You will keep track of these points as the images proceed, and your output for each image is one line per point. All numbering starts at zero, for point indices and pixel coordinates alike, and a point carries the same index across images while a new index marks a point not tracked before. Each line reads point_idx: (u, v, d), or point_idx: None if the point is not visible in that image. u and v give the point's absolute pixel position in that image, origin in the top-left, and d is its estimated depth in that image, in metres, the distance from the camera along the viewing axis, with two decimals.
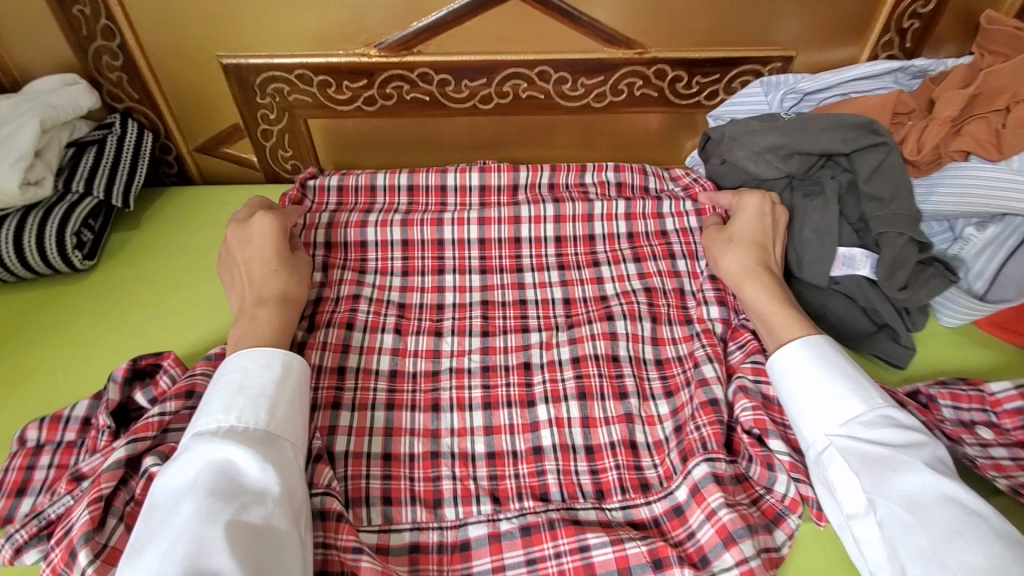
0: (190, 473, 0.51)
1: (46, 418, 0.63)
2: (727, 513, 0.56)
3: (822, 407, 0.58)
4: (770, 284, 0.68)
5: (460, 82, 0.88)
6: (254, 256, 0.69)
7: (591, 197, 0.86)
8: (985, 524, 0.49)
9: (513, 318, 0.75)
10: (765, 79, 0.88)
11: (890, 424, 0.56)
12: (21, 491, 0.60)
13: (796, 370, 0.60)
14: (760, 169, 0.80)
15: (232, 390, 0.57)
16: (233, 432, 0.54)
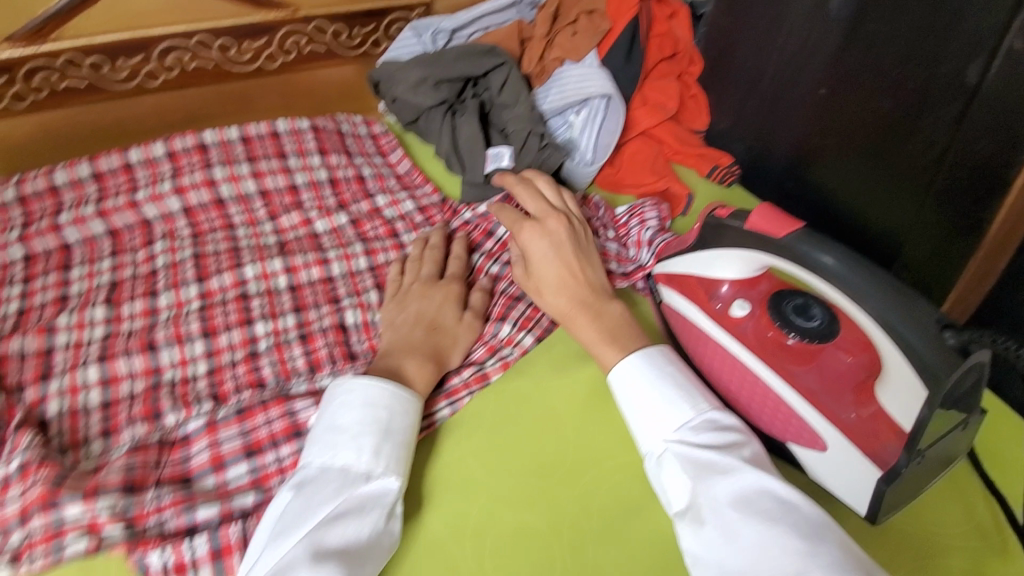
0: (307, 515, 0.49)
1: None
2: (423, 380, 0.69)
3: (655, 419, 0.57)
4: (593, 320, 0.66)
5: (116, 62, 0.88)
6: (428, 313, 0.70)
7: (288, 150, 0.92)
8: (795, 510, 0.48)
9: (226, 260, 0.78)
10: (415, 24, 1.01)
11: (712, 428, 0.55)
12: None
13: (632, 385, 0.59)
14: (420, 98, 0.95)
15: (394, 436, 0.55)
16: (374, 478, 0.52)
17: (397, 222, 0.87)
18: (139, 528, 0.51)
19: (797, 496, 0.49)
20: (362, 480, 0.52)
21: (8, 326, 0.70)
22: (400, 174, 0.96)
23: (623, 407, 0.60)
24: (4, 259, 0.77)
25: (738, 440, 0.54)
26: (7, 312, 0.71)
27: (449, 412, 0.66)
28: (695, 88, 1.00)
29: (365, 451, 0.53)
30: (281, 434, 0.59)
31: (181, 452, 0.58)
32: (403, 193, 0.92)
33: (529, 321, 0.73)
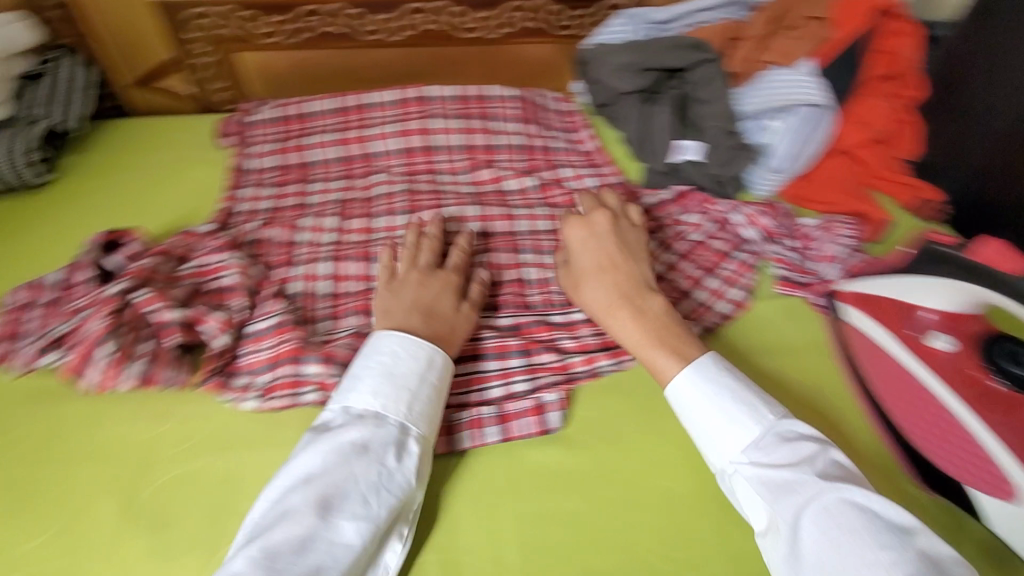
0: (318, 458, 0.54)
1: (29, 282, 0.70)
2: (592, 338, 0.72)
3: (715, 436, 0.57)
4: (637, 314, 0.66)
5: (369, 15, 1.01)
6: (426, 300, 0.67)
7: (494, 113, 1.01)
8: (879, 521, 0.48)
9: (431, 201, 0.88)
10: (626, 13, 1.05)
11: (784, 442, 0.55)
12: (11, 337, 0.66)
13: (696, 404, 0.59)
14: (620, 83, 0.99)
15: (403, 379, 0.58)
16: (380, 417, 0.57)
17: (579, 194, 0.93)
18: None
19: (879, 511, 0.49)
20: (358, 419, 0.57)
21: (263, 218, 0.85)
22: (586, 152, 1.02)
23: (691, 426, 0.60)
24: (262, 166, 0.93)
25: (812, 450, 0.54)
26: (263, 207, 0.87)
27: (612, 370, 0.69)
28: (909, 115, 0.90)
29: (366, 395, 0.58)
30: (466, 353, 0.70)
31: None
32: (587, 170, 0.98)
33: (697, 314, 0.76)
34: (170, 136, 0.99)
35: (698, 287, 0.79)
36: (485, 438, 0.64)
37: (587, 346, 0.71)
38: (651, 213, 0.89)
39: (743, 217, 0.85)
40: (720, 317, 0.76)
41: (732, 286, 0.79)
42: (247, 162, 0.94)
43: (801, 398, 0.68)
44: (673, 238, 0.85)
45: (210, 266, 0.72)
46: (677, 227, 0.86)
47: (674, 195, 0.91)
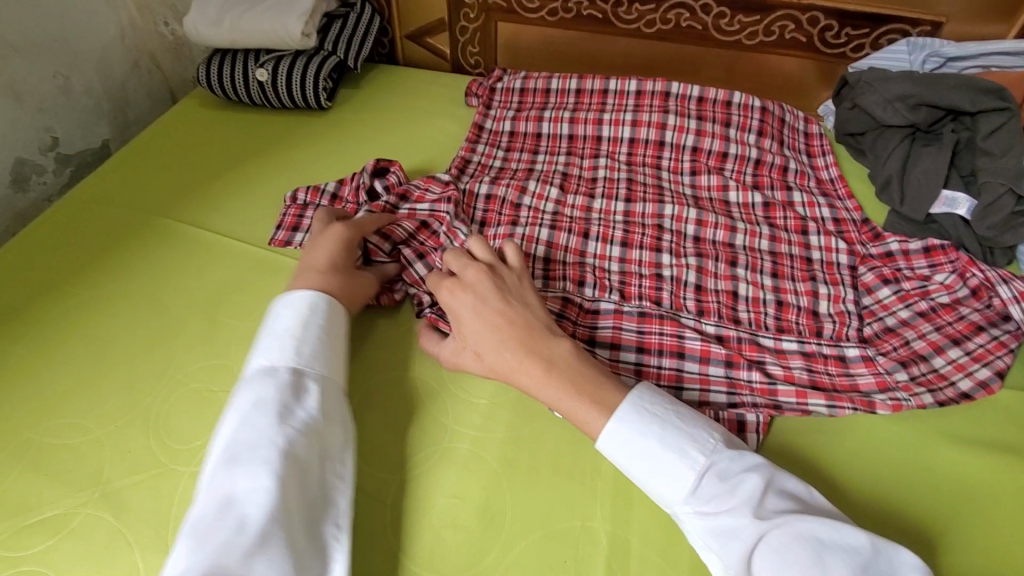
0: (224, 426, 0.54)
1: (310, 188, 0.85)
2: (800, 371, 0.69)
3: (652, 483, 0.53)
4: (540, 369, 0.58)
5: (631, 5, 1.03)
6: (314, 260, 0.69)
7: (732, 122, 0.97)
8: (826, 555, 0.45)
9: (651, 195, 0.88)
10: (912, 40, 0.95)
11: (721, 481, 0.51)
12: (294, 228, 0.81)
13: (622, 452, 0.55)
14: (887, 114, 0.89)
15: (285, 332, 0.60)
16: (270, 372, 0.57)
17: (809, 221, 0.86)
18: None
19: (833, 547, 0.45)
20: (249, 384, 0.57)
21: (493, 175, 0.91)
22: (821, 179, 0.95)
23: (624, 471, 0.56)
24: (498, 130, 1.01)
25: (754, 489, 0.50)
26: (494, 167, 0.94)
27: (824, 411, 0.65)
28: None
29: (261, 355, 0.59)
30: (668, 349, 0.70)
31: (591, 319, 0.73)
32: (822, 198, 0.90)
33: (930, 382, 0.68)
34: (426, 91, 1.12)
35: (937, 354, 0.70)
36: None
37: (795, 378, 0.68)
38: (891, 260, 0.82)
39: (1013, 294, 0.74)
40: (959, 395, 0.66)
41: (978, 362, 0.69)
42: (484, 123, 1.02)
43: None
44: (912, 293, 0.77)
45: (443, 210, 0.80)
46: (921, 283, 0.78)
47: (924, 247, 0.81)
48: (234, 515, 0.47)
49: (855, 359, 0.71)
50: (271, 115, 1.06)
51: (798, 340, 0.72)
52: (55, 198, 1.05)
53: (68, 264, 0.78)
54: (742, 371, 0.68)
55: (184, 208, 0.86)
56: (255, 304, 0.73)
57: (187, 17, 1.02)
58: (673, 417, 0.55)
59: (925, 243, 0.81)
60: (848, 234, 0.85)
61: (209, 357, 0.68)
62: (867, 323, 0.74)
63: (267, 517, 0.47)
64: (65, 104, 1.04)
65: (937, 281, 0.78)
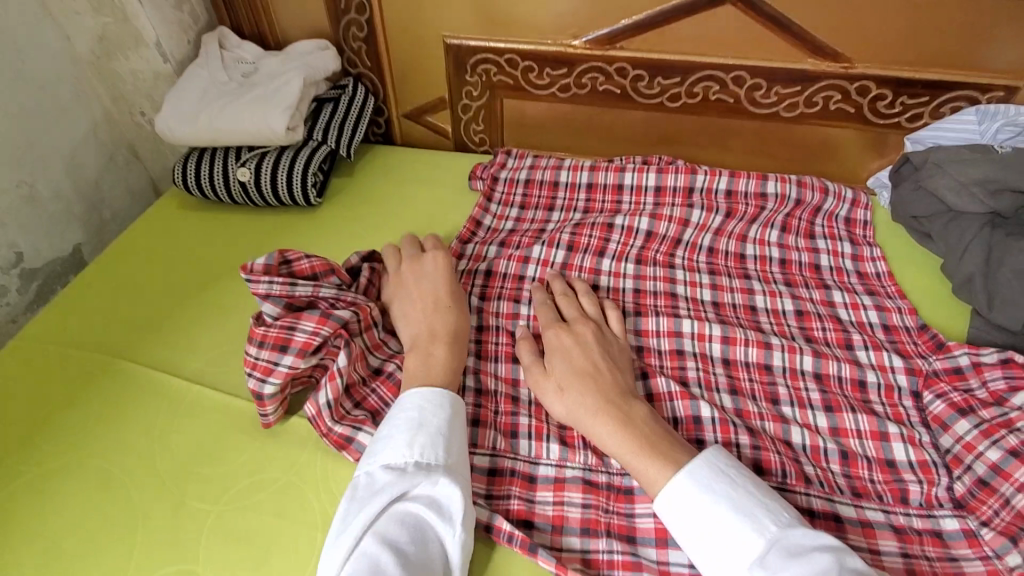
0: (366, 520, 0.51)
1: (317, 312, 0.66)
2: (892, 561, 0.53)
3: (721, 553, 0.49)
4: (625, 423, 0.58)
5: (653, 79, 0.92)
6: (426, 290, 0.72)
7: (767, 212, 0.86)
8: None
9: (664, 305, 0.77)
10: (982, 107, 0.83)
11: (794, 556, 0.47)
12: (282, 347, 0.64)
13: (689, 515, 0.52)
14: (962, 200, 0.77)
15: (432, 429, 0.57)
16: (416, 468, 0.55)
17: (852, 330, 0.74)
18: (593, 569, 0.55)
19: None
20: (394, 471, 0.54)
21: (480, 287, 0.80)
22: (866, 272, 0.82)
23: (685, 543, 0.52)
24: (496, 229, 0.90)
25: (828, 565, 0.45)
26: (479, 271, 0.82)
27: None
28: None
29: (415, 446, 0.55)
30: None
31: (625, 507, 0.58)
32: (867, 297, 0.78)
33: None
34: (424, 175, 1.01)
35: None
36: None
37: (886, 567, 0.53)
38: (959, 378, 0.67)
39: None
40: None
41: None
42: (483, 217, 0.91)
43: None
44: (994, 424, 0.62)
45: (489, 373, 0.71)
46: (998, 408, 0.63)
47: (1000, 359, 0.67)
48: None
49: (953, 534, 0.56)
50: (255, 215, 0.95)
51: (880, 508, 0.57)
52: (20, 317, 0.95)
53: (13, 430, 0.67)
54: None
55: (149, 347, 0.74)
56: (229, 478, 0.62)
57: (159, 116, 0.92)
58: (753, 479, 0.53)
59: (1003, 355, 0.67)
60: (903, 345, 0.72)
61: (172, 558, 0.57)
62: (957, 476, 0.60)
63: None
64: (30, 215, 0.94)
65: (1015, 404, 0.63)
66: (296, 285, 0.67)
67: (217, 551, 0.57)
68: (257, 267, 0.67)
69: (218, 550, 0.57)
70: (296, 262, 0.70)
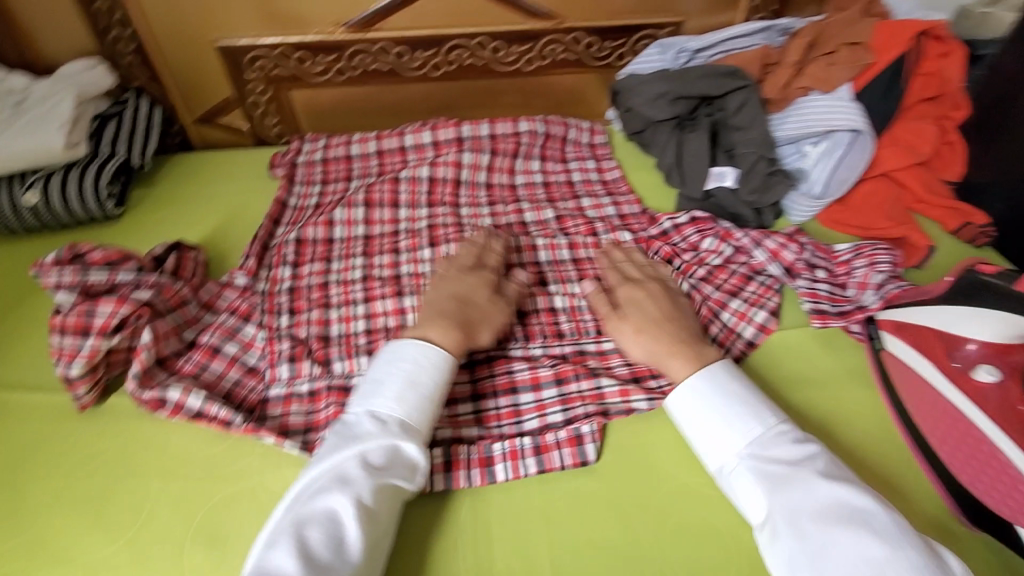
0: (345, 454, 0.58)
1: (115, 296, 0.72)
2: (621, 368, 0.75)
3: (717, 435, 0.61)
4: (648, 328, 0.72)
5: (413, 53, 1.07)
6: (464, 292, 0.76)
7: (523, 147, 1.05)
8: (869, 519, 0.52)
9: (452, 232, 0.91)
10: (661, 41, 1.08)
11: (787, 442, 0.59)
12: (85, 331, 0.70)
13: (693, 410, 0.63)
14: (653, 111, 1.01)
15: (420, 387, 0.64)
16: (403, 423, 0.62)
17: (597, 222, 0.94)
18: None
19: (799, 459, 0.57)
20: (382, 420, 0.62)
21: (293, 256, 0.89)
22: (607, 180, 1.04)
23: (686, 429, 0.64)
24: (303, 204, 1.00)
25: (813, 451, 0.58)
26: (291, 241, 0.91)
27: (646, 406, 0.70)
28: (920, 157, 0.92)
29: (411, 399, 0.63)
30: (502, 389, 0.74)
31: None
32: (607, 197, 1.00)
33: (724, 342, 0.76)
34: (225, 172, 1.07)
35: (724, 310, 0.79)
36: (523, 470, 0.66)
37: (618, 376, 0.74)
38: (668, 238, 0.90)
39: (765, 254, 0.84)
40: (747, 344, 0.76)
41: (756, 308, 0.79)
42: (289, 199, 1.00)
43: (852, 436, 0.68)
44: (692, 264, 0.85)
45: (303, 321, 0.80)
46: (694, 252, 0.87)
47: (690, 219, 0.91)
48: (333, 544, 0.53)
49: None
50: (54, 237, 0.96)
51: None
52: None
53: None
54: (546, 377, 0.74)
55: None
56: (61, 456, 0.67)
57: None
58: (754, 387, 0.65)
59: (690, 216, 0.91)
60: (632, 226, 0.94)
61: (13, 533, 0.61)
62: None
63: (357, 548, 0.53)
64: None
65: (705, 247, 0.88)
66: (89, 273, 0.75)
67: (57, 519, 0.62)
68: (47, 262, 0.75)
69: (57, 514, 0.62)
70: (88, 255, 0.78)
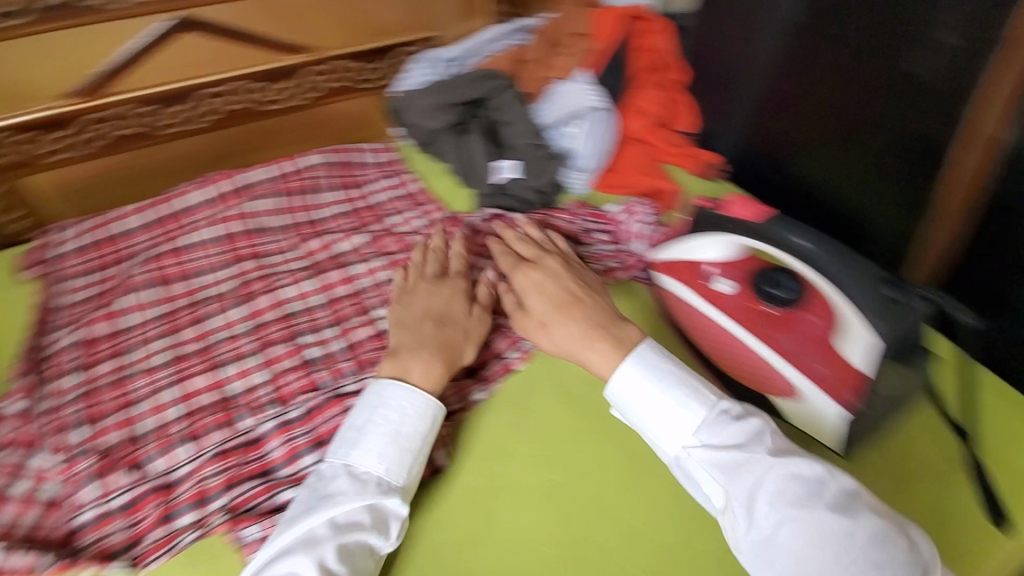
0: (314, 515, 0.57)
1: None
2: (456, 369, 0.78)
3: (662, 423, 0.59)
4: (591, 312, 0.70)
5: (166, 109, 1.03)
6: (440, 305, 0.76)
7: (314, 183, 1.04)
8: (822, 491, 0.50)
9: (264, 286, 0.87)
10: (422, 55, 1.16)
11: (729, 421, 0.56)
12: None
13: (636, 396, 0.61)
14: (429, 121, 1.08)
15: (402, 442, 0.62)
16: (381, 482, 0.60)
17: (412, 235, 0.96)
18: (235, 512, 0.63)
19: (749, 441, 0.54)
20: (363, 479, 0.60)
21: (80, 360, 0.80)
22: (411, 192, 1.06)
23: (635, 418, 0.61)
24: (75, 301, 0.88)
25: (757, 426, 0.55)
26: (72, 343, 0.82)
27: (484, 396, 0.75)
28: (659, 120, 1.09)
29: (392, 447, 0.62)
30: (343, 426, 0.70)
31: (258, 450, 0.68)
32: (413, 210, 1.02)
33: None
34: None
35: None
36: None
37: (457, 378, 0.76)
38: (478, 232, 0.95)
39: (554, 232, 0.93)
40: None
41: None
42: (56, 299, 0.88)
43: None
44: None
45: (102, 428, 0.71)
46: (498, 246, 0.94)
47: (486, 217, 0.99)
48: None
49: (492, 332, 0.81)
50: None
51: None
52: None
53: None
54: None
55: None
56: None
57: None
58: (686, 366, 0.62)
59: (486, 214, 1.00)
60: (445, 228, 0.97)
61: None
62: None
63: None
64: None
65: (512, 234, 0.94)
66: None
67: None
68: None
69: None
70: None
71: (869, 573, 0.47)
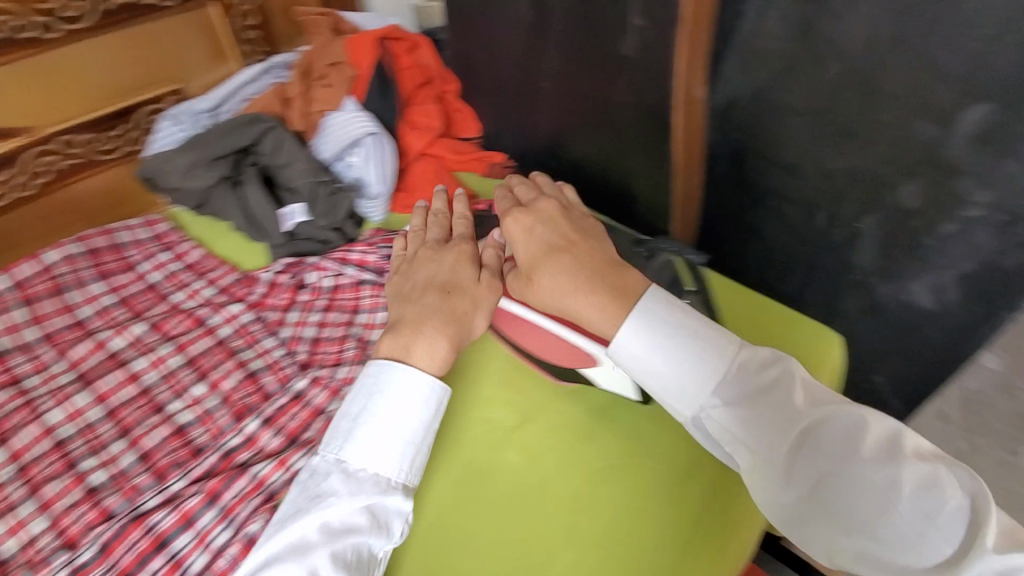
0: (308, 523, 0.58)
1: None
2: (272, 442, 0.74)
3: (677, 388, 0.59)
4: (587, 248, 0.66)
5: None
6: (443, 274, 0.72)
7: (67, 283, 0.96)
8: (861, 438, 0.51)
9: (21, 416, 0.82)
10: (170, 113, 1.08)
11: (752, 376, 0.58)
12: None
13: (645, 364, 0.60)
14: (198, 182, 1.00)
15: (404, 436, 0.61)
16: (380, 482, 0.60)
17: (200, 310, 0.91)
18: None
19: (771, 393, 0.56)
20: (360, 481, 0.60)
21: None
22: (190, 262, 0.99)
23: (648, 386, 0.62)
24: None
25: (778, 377, 0.56)
26: None
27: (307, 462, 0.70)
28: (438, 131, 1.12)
29: (393, 442, 0.61)
30: (147, 550, 0.66)
31: None
32: (197, 281, 0.96)
33: (360, 354, 0.81)
34: None
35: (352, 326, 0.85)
36: None
37: (272, 450, 0.73)
38: (276, 288, 0.92)
39: (354, 268, 0.92)
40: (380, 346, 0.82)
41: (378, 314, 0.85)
42: None
43: (484, 372, 0.82)
44: (310, 299, 0.90)
45: None
46: (300, 301, 0.90)
47: (280, 269, 0.94)
48: None
49: (304, 388, 0.79)
50: None
51: (255, 415, 0.77)
52: None
53: None
54: (196, 507, 0.68)
55: None
56: None
57: None
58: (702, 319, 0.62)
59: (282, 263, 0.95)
60: (237, 294, 0.93)
61: None
62: (297, 352, 0.84)
63: None
64: None
65: (309, 281, 0.92)
66: None
67: None
68: None
69: None
70: None
71: (920, 528, 0.47)
